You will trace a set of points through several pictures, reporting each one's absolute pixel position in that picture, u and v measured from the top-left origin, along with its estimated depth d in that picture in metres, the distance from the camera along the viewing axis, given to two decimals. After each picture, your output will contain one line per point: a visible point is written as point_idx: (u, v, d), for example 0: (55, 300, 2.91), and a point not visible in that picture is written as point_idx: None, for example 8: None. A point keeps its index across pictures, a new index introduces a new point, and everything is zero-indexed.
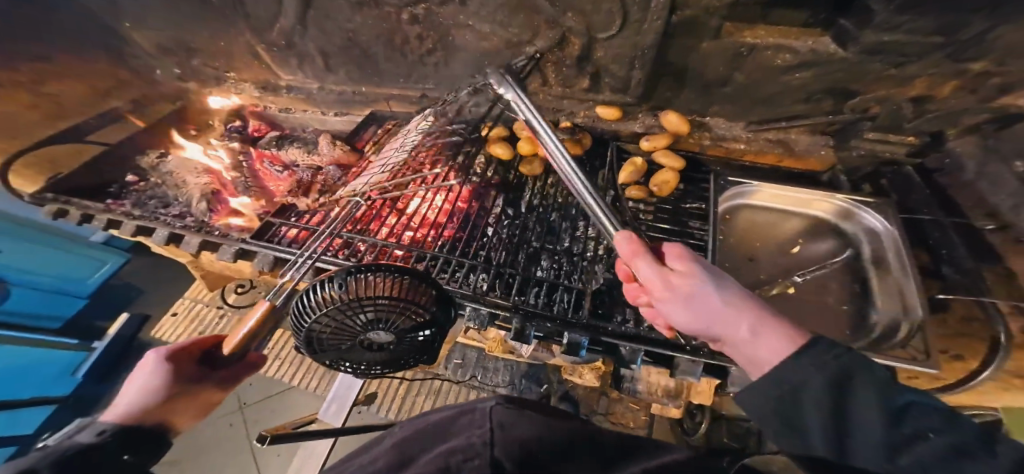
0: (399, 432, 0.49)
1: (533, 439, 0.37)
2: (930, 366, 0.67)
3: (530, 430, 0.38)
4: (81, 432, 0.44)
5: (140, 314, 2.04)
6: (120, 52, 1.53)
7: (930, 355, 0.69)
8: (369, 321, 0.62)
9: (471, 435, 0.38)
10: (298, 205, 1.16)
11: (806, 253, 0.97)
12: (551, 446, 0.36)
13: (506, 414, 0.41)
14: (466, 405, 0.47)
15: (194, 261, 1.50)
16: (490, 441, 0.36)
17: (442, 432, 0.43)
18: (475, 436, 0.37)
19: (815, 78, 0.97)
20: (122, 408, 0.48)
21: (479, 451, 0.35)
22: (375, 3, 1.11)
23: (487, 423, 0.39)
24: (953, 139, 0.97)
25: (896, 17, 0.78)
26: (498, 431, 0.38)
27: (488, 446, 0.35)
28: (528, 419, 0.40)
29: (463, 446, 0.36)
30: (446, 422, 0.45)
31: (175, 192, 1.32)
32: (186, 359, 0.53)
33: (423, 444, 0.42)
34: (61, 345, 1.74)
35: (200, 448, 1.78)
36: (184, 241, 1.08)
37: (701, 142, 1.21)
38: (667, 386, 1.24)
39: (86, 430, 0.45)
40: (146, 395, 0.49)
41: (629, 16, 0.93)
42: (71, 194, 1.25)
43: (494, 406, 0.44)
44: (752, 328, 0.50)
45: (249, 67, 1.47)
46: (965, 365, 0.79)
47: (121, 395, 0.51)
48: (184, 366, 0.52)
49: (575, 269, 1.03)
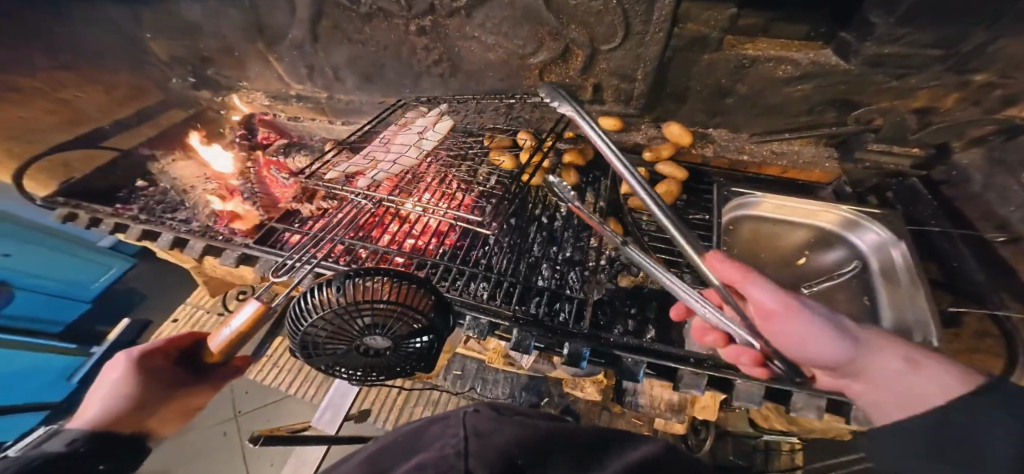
0: (375, 444, 0.50)
1: (507, 448, 0.38)
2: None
3: (503, 439, 0.39)
4: (50, 441, 0.44)
5: (141, 319, 2.05)
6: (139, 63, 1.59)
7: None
8: (366, 326, 0.62)
9: (444, 445, 0.39)
10: (301, 211, 1.20)
11: (811, 265, 0.99)
12: (527, 454, 0.37)
13: (480, 424, 0.42)
14: (438, 414, 0.49)
15: (197, 266, 1.51)
16: (465, 451, 0.37)
17: (413, 446, 0.43)
18: (449, 447, 0.39)
19: (816, 89, 0.98)
20: (91, 415, 0.49)
21: (454, 465, 0.36)
22: (383, 14, 1.14)
23: (461, 431, 0.41)
24: (958, 151, 0.96)
25: (896, 28, 0.78)
26: (472, 438, 0.39)
27: (462, 458, 0.36)
28: (502, 428, 0.41)
29: (436, 459, 0.37)
30: (417, 433, 0.46)
31: (183, 196, 1.34)
32: (161, 364, 0.57)
33: (399, 461, 0.42)
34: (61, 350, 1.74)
35: (193, 456, 1.75)
36: (189, 244, 1.10)
37: (704, 155, 1.20)
38: (670, 399, 1.22)
39: (53, 439, 0.45)
40: (121, 401, 0.51)
41: (631, 27, 0.95)
42: (82, 198, 1.27)
43: (467, 415, 0.45)
44: (910, 362, 0.50)
45: (261, 77, 1.51)
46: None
47: (87, 403, 0.51)
48: (161, 372, 0.55)
49: (578, 278, 1.04)
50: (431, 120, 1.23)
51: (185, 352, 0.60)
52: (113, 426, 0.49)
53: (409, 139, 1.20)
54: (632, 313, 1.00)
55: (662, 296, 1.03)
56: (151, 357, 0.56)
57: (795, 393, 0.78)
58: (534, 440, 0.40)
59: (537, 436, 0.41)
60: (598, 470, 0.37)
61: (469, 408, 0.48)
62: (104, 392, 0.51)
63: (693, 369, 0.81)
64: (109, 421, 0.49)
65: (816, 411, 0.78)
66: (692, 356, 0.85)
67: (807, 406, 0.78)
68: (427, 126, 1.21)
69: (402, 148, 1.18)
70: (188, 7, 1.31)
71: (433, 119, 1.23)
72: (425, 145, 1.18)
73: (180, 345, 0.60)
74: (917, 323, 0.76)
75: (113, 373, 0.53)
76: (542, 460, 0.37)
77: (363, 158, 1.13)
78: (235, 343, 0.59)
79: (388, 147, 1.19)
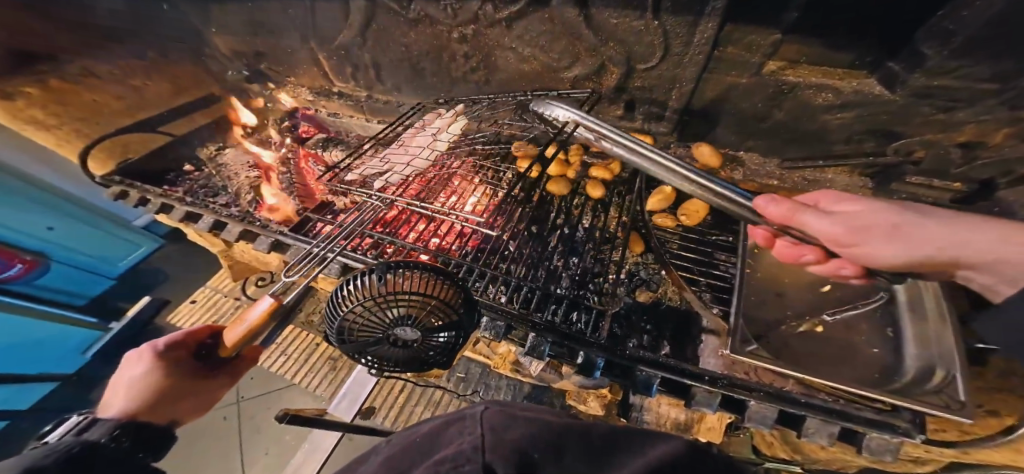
0: (391, 446, 0.51)
1: (526, 443, 0.39)
2: (966, 414, 0.65)
3: (520, 435, 0.40)
4: (89, 430, 0.50)
5: (159, 298, 2.11)
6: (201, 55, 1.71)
7: (965, 403, 0.66)
8: (395, 317, 0.64)
9: (462, 443, 0.40)
10: (336, 204, 1.24)
11: (838, 292, 0.92)
12: (544, 449, 0.38)
13: (495, 422, 0.43)
14: (452, 417, 0.50)
15: (225, 250, 1.57)
16: (481, 447, 0.38)
17: (431, 447, 0.44)
18: (466, 444, 0.39)
19: (857, 118, 0.98)
20: (120, 407, 0.54)
21: (471, 458, 0.35)
22: (430, 21, 1.19)
23: (478, 430, 0.42)
24: (1004, 188, 0.91)
25: (949, 61, 0.77)
26: (489, 436, 0.40)
27: (479, 451, 0.37)
28: (517, 427, 0.42)
29: (454, 453, 0.37)
30: (434, 435, 0.47)
31: (226, 182, 1.41)
32: (180, 358, 0.56)
33: (420, 456, 0.44)
34: (78, 323, 1.82)
35: (197, 437, 1.79)
36: (228, 228, 1.15)
37: (733, 177, 1.19)
38: (677, 418, 1.20)
39: (89, 430, 0.51)
40: (148, 396, 0.54)
41: (671, 48, 0.97)
42: (132, 177, 1.35)
43: (483, 416, 0.46)
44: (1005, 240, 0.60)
45: (308, 73, 1.58)
46: (1001, 422, 0.78)
47: (118, 390, 0.56)
48: (180, 368, 0.56)
49: (597, 291, 1.02)
50: (447, 120, 1.29)
51: (201, 342, 0.58)
52: (145, 417, 0.54)
53: (423, 140, 1.27)
54: (648, 328, 0.99)
55: (679, 315, 1.02)
56: (169, 351, 0.56)
57: (808, 417, 0.77)
58: (549, 438, 0.41)
59: (552, 435, 0.42)
60: (610, 469, 0.36)
61: (481, 408, 0.50)
62: (128, 386, 0.54)
63: (706, 387, 0.81)
64: (139, 413, 0.53)
65: (827, 438, 0.76)
66: (707, 374, 0.83)
67: (819, 431, 0.77)
68: (441, 127, 1.27)
69: (417, 149, 1.24)
70: (249, 5, 1.39)
71: (448, 120, 1.29)
72: (438, 145, 1.25)
73: (202, 334, 0.59)
74: (941, 357, 0.75)
75: (138, 366, 0.54)
76: (555, 453, 0.38)
77: (383, 162, 1.17)
78: (255, 334, 0.56)
79: (404, 156, 1.21)
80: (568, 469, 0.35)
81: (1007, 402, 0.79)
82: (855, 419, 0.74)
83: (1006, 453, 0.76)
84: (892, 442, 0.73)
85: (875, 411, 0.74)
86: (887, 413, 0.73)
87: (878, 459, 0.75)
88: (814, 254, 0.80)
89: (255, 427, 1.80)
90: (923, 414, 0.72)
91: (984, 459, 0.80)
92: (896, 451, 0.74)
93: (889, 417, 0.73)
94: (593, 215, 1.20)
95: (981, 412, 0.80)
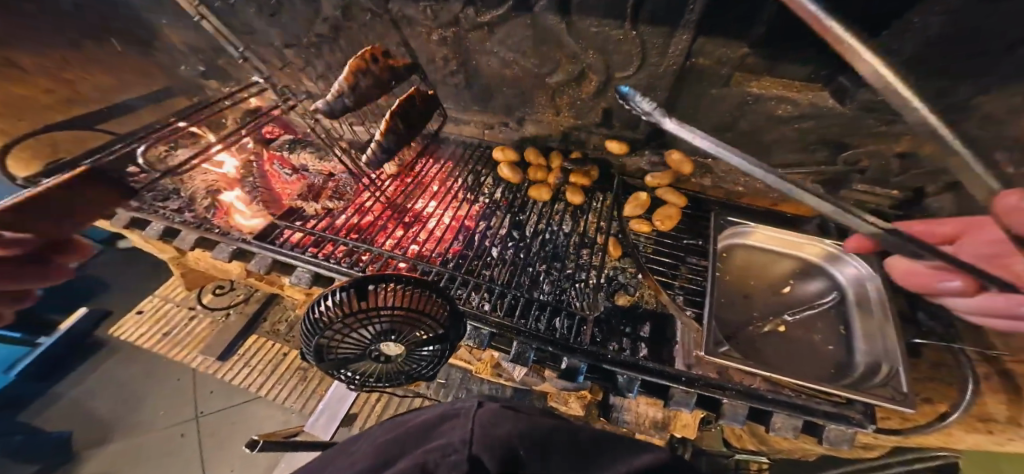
0: (386, 432, 0.55)
1: (512, 436, 0.43)
2: (908, 405, 0.73)
3: (508, 430, 0.44)
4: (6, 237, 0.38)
5: (100, 309, 1.93)
6: None
7: (907, 395, 0.74)
8: (376, 332, 0.62)
9: (452, 434, 0.44)
10: (305, 209, 1.16)
11: (795, 294, 1.01)
12: (526, 439, 0.43)
13: (486, 416, 0.47)
14: (447, 411, 0.53)
15: (176, 258, 1.44)
16: (470, 440, 0.42)
17: (427, 435, 0.48)
18: (456, 437, 0.43)
19: (813, 129, 1.04)
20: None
21: (458, 449, 0.41)
22: (408, 22, 1.15)
23: (469, 425, 0.45)
24: (933, 195, 1.03)
25: (891, 78, 0.84)
26: (478, 430, 0.44)
27: (468, 444, 0.41)
28: (508, 421, 0.46)
29: (443, 445, 0.42)
30: (429, 424, 0.51)
31: (179, 185, 1.29)
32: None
33: (413, 444, 0.48)
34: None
35: (137, 458, 1.62)
36: (181, 235, 1.06)
37: (701, 183, 1.28)
38: (655, 417, 1.24)
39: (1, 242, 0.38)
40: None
41: (648, 57, 1.00)
42: (68, 180, 1.21)
43: (476, 412, 0.49)
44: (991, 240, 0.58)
45: (274, 71, 1.49)
46: (934, 408, 0.86)
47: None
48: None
49: (579, 296, 1.04)
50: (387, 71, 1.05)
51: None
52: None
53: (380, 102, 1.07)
54: (627, 331, 1.01)
55: (656, 316, 1.05)
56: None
57: (775, 412, 0.82)
58: (533, 435, 0.44)
59: (538, 431, 0.45)
60: (587, 464, 0.40)
61: (476, 403, 0.53)
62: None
63: (682, 387, 0.85)
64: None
65: (792, 431, 0.82)
66: (684, 375, 0.87)
67: (785, 425, 0.83)
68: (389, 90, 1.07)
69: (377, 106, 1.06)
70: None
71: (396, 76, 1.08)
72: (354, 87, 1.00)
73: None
74: (886, 354, 0.83)
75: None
76: (540, 450, 0.41)
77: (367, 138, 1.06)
78: None
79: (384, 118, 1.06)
80: (546, 467, 0.39)
81: (938, 389, 0.89)
82: (815, 413, 0.81)
83: (936, 435, 0.85)
84: (847, 432, 0.80)
85: (832, 405, 0.82)
86: (843, 406, 0.81)
87: (836, 448, 0.82)
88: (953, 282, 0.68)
89: (214, 446, 1.67)
90: (872, 405, 0.79)
91: (921, 441, 0.89)
92: (851, 440, 0.81)
93: (845, 410, 0.81)
94: (573, 219, 1.21)
95: (919, 400, 0.88)
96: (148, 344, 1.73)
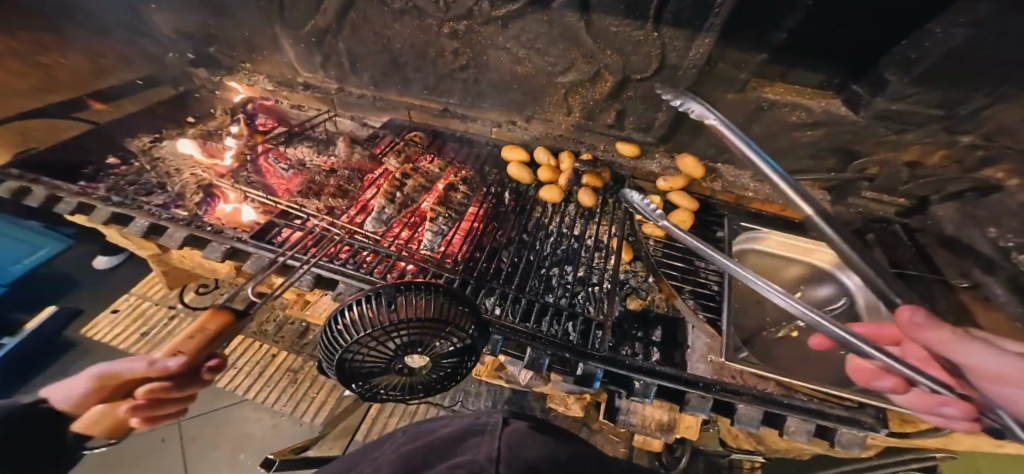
0: (391, 453, 0.50)
1: (540, 460, 0.40)
2: None
3: (537, 452, 0.41)
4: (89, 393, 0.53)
5: (70, 308, 1.74)
6: (137, 31, 1.47)
7: None
8: (404, 345, 0.58)
9: (477, 452, 0.41)
10: (305, 208, 1.11)
11: None
12: (554, 465, 0.39)
13: (513, 437, 0.44)
14: (468, 427, 0.50)
15: (161, 255, 1.35)
16: (497, 458, 0.39)
17: (446, 452, 0.45)
18: (480, 454, 0.40)
19: (825, 136, 1.05)
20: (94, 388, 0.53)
21: (483, 467, 0.37)
22: (417, 13, 1.10)
23: (495, 443, 0.42)
24: (936, 202, 1.06)
25: (907, 88, 0.84)
26: (506, 450, 0.41)
27: (493, 462, 0.38)
28: (534, 443, 0.44)
29: (469, 462, 0.39)
30: (448, 442, 0.47)
31: (166, 179, 1.21)
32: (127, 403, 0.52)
33: (431, 461, 0.44)
34: None
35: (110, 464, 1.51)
36: (168, 233, 0.99)
37: (712, 188, 1.24)
38: (661, 418, 1.22)
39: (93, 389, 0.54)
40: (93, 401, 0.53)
41: (666, 59, 0.98)
42: (43, 171, 1.12)
43: (501, 431, 0.46)
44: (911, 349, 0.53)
45: (271, 61, 1.41)
46: None
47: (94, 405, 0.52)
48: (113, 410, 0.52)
49: (592, 300, 1.01)
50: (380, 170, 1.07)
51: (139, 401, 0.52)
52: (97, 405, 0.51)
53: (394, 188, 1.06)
54: (639, 336, 1.00)
55: (668, 321, 1.04)
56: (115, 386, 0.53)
57: (790, 417, 0.82)
58: (561, 460, 0.41)
59: (566, 459, 0.42)
60: None
61: (500, 419, 0.50)
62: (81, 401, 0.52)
63: (700, 393, 0.83)
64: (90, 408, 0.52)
65: (806, 435, 0.82)
66: (701, 380, 0.86)
67: (799, 429, 0.82)
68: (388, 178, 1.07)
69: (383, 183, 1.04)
70: None
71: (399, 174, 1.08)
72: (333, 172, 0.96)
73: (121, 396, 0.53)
74: None
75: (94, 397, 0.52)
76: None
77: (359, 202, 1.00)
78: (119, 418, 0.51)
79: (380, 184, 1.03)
80: None
81: None
82: (829, 417, 0.81)
83: (936, 438, 0.87)
84: (859, 436, 0.81)
85: (845, 409, 0.82)
86: (856, 410, 0.81)
87: (847, 452, 0.83)
88: (889, 377, 0.49)
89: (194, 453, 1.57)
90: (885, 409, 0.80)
91: (921, 444, 0.91)
92: (863, 444, 0.82)
93: (857, 414, 0.81)
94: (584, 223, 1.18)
95: None
96: (123, 345, 1.63)
